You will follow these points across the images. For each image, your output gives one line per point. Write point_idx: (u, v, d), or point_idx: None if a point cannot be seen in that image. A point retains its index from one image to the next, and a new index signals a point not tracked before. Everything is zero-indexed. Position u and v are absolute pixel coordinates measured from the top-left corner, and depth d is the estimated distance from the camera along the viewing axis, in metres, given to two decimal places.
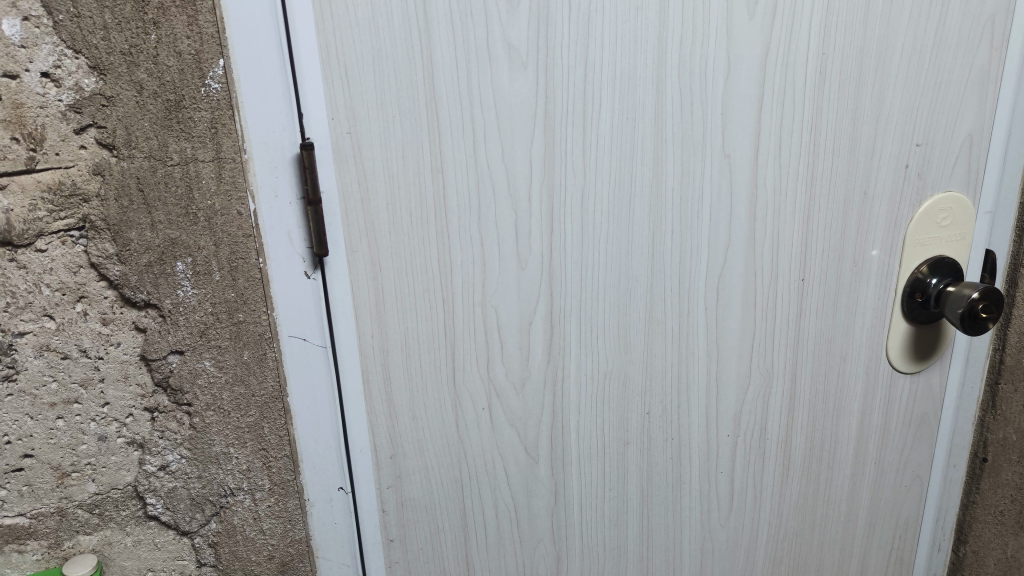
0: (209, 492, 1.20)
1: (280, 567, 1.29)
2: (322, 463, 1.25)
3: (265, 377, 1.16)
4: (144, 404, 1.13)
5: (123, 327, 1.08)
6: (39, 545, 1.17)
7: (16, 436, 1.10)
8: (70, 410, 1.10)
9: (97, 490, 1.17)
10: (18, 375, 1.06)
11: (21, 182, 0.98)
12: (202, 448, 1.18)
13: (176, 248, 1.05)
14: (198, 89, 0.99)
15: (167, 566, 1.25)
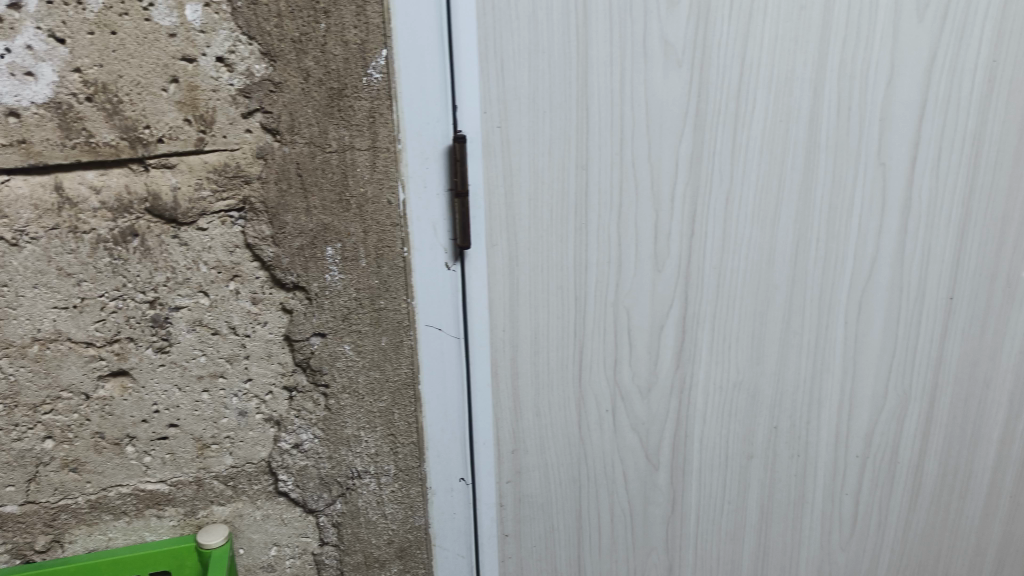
0: (338, 473, 1.21)
1: (398, 552, 1.28)
2: (446, 453, 1.25)
3: (399, 363, 1.16)
4: (284, 382, 1.15)
5: (271, 306, 1.10)
6: (177, 512, 1.18)
7: (164, 406, 1.12)
8: (215, 384, 1.13)
9: (233, 463, 1.17)
10: (171, 348, 1.09)
11: (189, 162, 1.00)
12: (334, 429, 1.18)
13: (328, 233, 1.07)
14: (360, 78, 1.01)
15: (291, 542, 1.24)
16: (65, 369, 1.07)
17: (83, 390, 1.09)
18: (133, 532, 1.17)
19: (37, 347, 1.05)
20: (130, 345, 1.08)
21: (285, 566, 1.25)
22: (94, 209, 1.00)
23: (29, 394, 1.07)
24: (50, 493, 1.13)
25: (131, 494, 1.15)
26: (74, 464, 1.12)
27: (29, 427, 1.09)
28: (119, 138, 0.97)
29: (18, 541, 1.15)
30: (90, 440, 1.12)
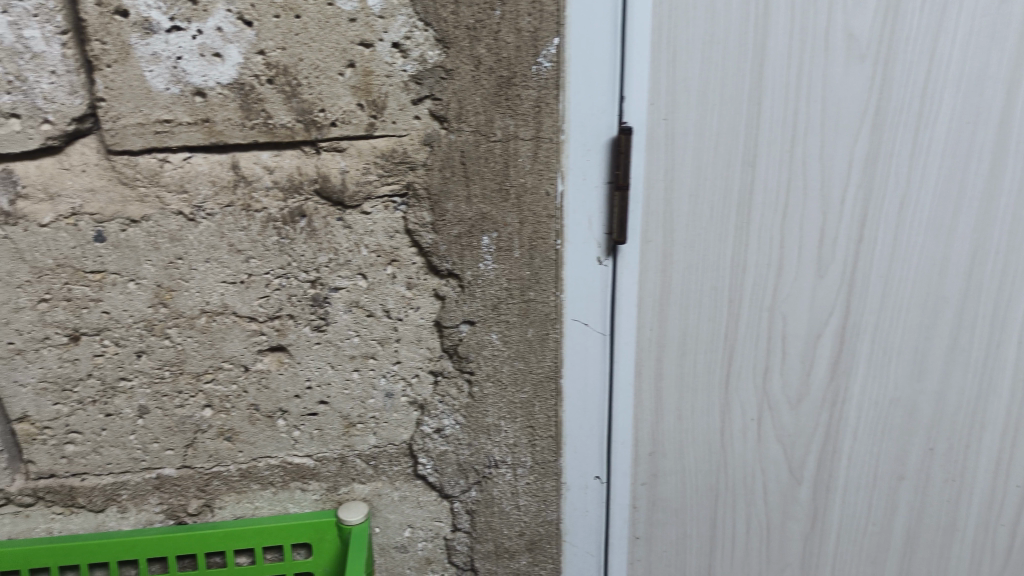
0: (476, 461, 1.20)
1: (528, 544, 1.26)
2: (584, 449, 1.22)
3: (544, 356, 1.14)
4: (430, 368, 1.15)
5: (424, 292, 1.11)
6: (320, 486, 1.21)
7: (316, 383, 1.15)
8: (366, 365, 1.14)
9: (376, 443, 1.19)
10: (328, 327, 1.11)
11: (359, 147, 1.02)
12: (475, 417, 1.18)
13: (485, 222, 1.06)
14: (530, 67, 0.99)
15: (425, 525, 1.24)
16: (230, 341, 1.10)
17: (243, 362, 1.12)
18: (279, 502, 1.21)
19: (205, 319, 1.08)
20: (290, 322, 1.10)
21: (417, 548, 1.26)
22: (267, 189, 1.02)
23: (194, 363, 1.11)
24: (206, 459, 1.17)
25: (279, 466, 1.19)
26: (229, 433, 1.16)
27: (192, 395, 1.13)
28: (295, 121, 0.99)
29: (173, 502, 1.19)
30: (246, 411, 1.15)
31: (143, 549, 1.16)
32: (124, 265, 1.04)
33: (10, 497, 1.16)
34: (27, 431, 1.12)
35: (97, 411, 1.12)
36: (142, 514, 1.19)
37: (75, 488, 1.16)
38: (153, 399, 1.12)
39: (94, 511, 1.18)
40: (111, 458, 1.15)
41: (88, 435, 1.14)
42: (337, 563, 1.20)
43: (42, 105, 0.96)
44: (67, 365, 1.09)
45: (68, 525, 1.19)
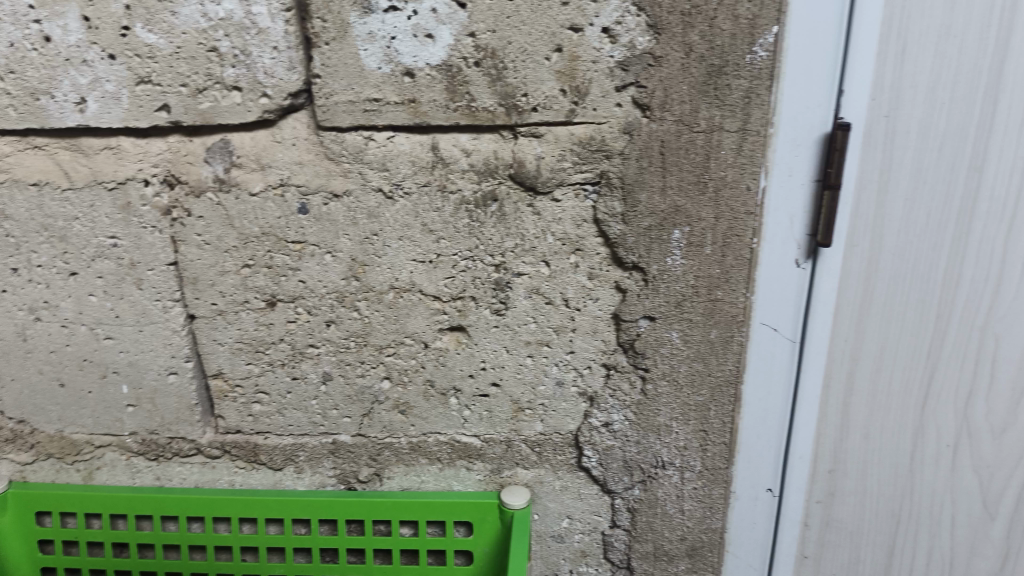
0: (643, 459, 1.15)
1: (688, 550, 1.21)
2: (757, 460, 1.16)
3: (725, 359, 1.08)
4: (603, 360, 1.12)
5: (605, 284, 1.07)
6: (485, 467, 1.21)
7: (490, 365, 1.14)
8: (540, 352, 1.12)
9: (543, 431, 1.18)
10: (507, 311, 1.10)
11: (557, 133, 1.00)
12: (645, 415, 1.13)
13: (678, 216, 1.01)
14: (743, 55, 0.95)
15: (584, 517, 1.22)
16: (413, 318, 1.12)
17: (424, 339, 1.14)
18: (443, 479, 1.22)
19: (393, 295, 1.11)
20: (472, 304, 1.10)
21: (573, 539, 1.24)
22: (463, 171, 1.03)
23: (378, 336, 1.14)
24: (379, 429, 1.20)
25: (447, 444, 1.20)
26: (404, 406, 1.18)
27: (373, 367, 1.16)
28: (497, 104, 0.99)
29: (345, 468, 1.22)
30: (421, 386, 1.17)
31: (314, 510, 1.19)
32: (323, 237, 1.07)
33: (200, 448, 1.21)
34: (220, 387, 1.18)
35: (284, 374, 1.16)
36: (316, 476, 1.23)
37: (258, 445, 1.21)
38: (337, 367, 1.16)
39: (274, 469, 1.23)
40: (293, 420, 1.19)
41: (274, 397, 1.18)
42: (496, 545, 1.20)
43: (262, 80, 1.00)
44: (262, 328, 1.13)
45: (248, 480, 1.24)
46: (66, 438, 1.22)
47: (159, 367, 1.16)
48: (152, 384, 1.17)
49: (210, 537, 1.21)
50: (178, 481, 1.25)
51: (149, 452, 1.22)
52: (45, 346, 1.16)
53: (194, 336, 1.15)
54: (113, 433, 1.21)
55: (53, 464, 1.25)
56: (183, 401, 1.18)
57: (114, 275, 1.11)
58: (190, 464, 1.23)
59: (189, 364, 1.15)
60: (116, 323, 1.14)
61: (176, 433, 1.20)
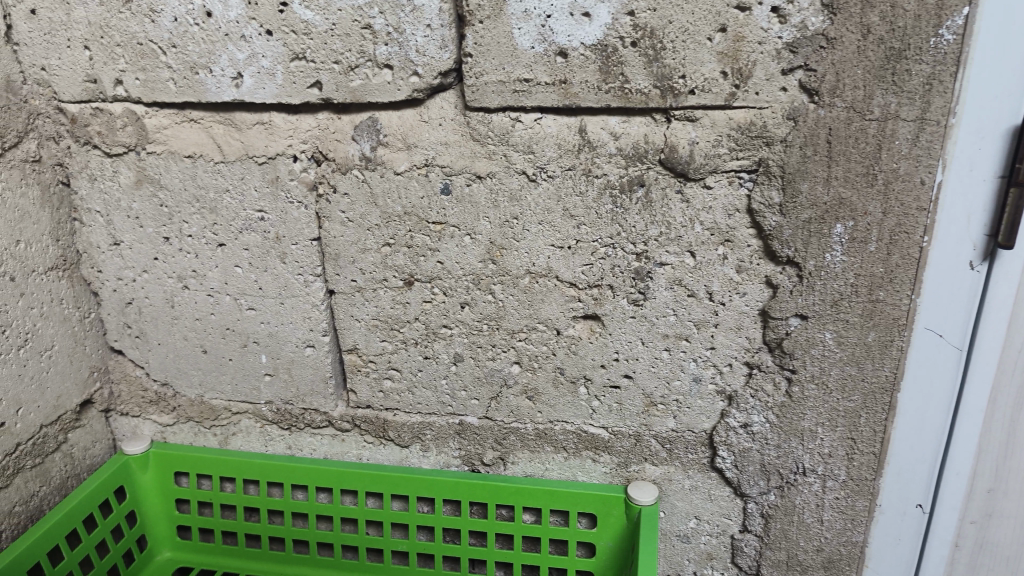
0: (782, 464, 1.10)
1: (824, 562, 1.14)
2: (909, 473, 1.08)
3: (882, 364, 1.01)
4: (746, 359, 1.06)
5: (754, 279, 1.01)
6: (611, 460, 1.17)
7: (624, 357, 1.10)
8: (677, 347, 1.08)
9: (674, 428, 1.13)
10: (646, 302, 1.06)
11: (714, 117, 0.94)
12: (789, 419, 1.07)
13: (842, 209, 0.94)
14: (928, 38, 0.86)
15: (712, 519, 1.18)
16: (547, 304, 1.09)
17: (557, 326, 1.10)
18: (569, 469, 1.19)
19: (529, 279, 1.07)
20: (608, 293, 1.06)
21: (699, 541, 1.20)
22: (611, 154, 0.98)
23: (512, 320, 1.11)
24: (506, 414, 1.18)
25: (574, 433, 1.17)
26: (532, 393, 1.15)
27: (504, 351, 1.13)
28: (652, 86, 0.94)
29: (471, 450, 1.21)
30: (551, 373, 1.13)
31: (440, 489, 1.19)
32: (464, 220, 1.05)
33: (331, 421, 1.24)
34: (354, 362, 1.19)
35: (417, 353, 1.16)
36: (441, 456, 1.23)
37: (388, 422, 1.22)
38: (469, 349, 1.14)
39: (401, 446, 1.23)
40: (422, 399, 1.19)
41: (406, 375, 1.18)
42: (621, 539, 1.17)
43: (414, 58, 0.98)
44: (399, 307, 1.13)
45: (375, 455, 1.25)
46: (206, 404, 1.27)
47: (298, 339, 1.18)
48: (290, 356, 1.19)
49: (338, 508, 1.23)
50: (308, 452, 1.27)
51: (283, 422, 1.25)
52: (191, 314, 1.20)
53: (332, 311, 1.16)
54: (250, 401, 1.25)
55: (192, 427, 1.30)
56: (318, 374, 1.20)
57: (259, 248, 1.12)
58: (321, 435, 1.25)
59: (326, 339, 1.17)
60: (258, 295, 1.16)
61: (309, 405, 1.23)
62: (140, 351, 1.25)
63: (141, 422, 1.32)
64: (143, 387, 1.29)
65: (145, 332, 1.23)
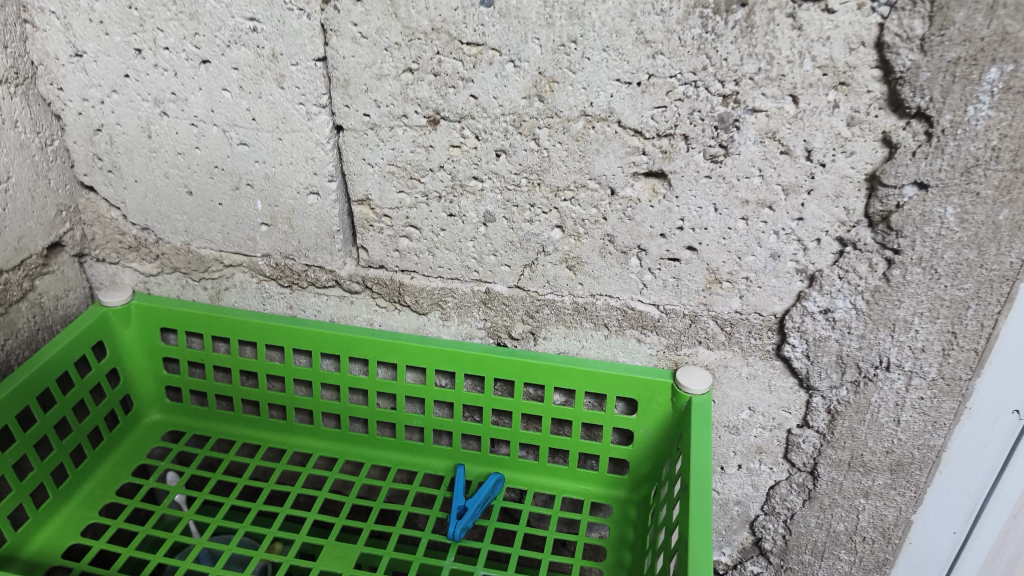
0: (863, 358, 0.93)
1: (892, 465, 1.00)
2: (1012, 376, 0.91)
3: (1008, 249, 0.81)
4: (839, 234, 0.89)
5: (867, 135, 0.82)
6: (659, 342, 1.02)
7: (690, 225, 0.91)
8: (758, 215, 0.89)
9: (739, 309, 0.97)
10: (726, 159, 0.86)
11: None
12: (881, 308, 0.89)
13: (1003, 46, 0.72)
14: None
15: (768, 412, 1.04)
16: (601, 157, 0.89)
17: (611, 185, 0.91)
18: (608, 349, 1.03)
19: (582, 124, 0.87)
20: (681, 144, 0.87)
21: (750, 433, 1.07)
22: None
23: (556, 176, 0.91)
24: (541, 284, 1.01)
25: (618, 310, 1.00)
26: (573, 262, 0.98)
27: (544, 212, 0.95)
28: None
29: (497, 322, 1.05)
30: (598, 242, 0.95)
31: (461, 363, 1.04)
32: (507, 42, 0.83)
33: (338, 281, 1.07)
34: (365, 215, 1.01)
35: (440, 210, 0.98)
36: (463, 326, 1.07)
37: (403, 286, 1.05)
38: (502, 207, 0.95)
39: (417, 313, 1.08)
40: (443, 262, 1.02)
41: (426, 233, 1.00)
42: (663, 428, 1.02)
43: None
44: (419, 152, 0.94)
45: (388, 321, 1.10)
46: (193, 253, 1.10)
47: (298, 184, 0.99)
48: (290, 204, 1.01)
49: (344, 378, 1.08)
50: (311, 314, 1.12)
51: (283, 279, 1.09)
52: (171, 147, 1.00)
53: (339, 151, 0.96)
54: (244, 253, 1.08)
55: (179, 279, 1.14)
56: (323, 227, 1.02)
57: (251, 68, 0.91)
58: (326, 296, 1.09)
59: (333, 186, 0.98)
60: (252, 127, 0.96)
61: (312, 261, 1.06)
62: (114, 189, 1.07)
63: (120, 270, 1.15)
64: (121, 231, 1.12)
65: (118, 166, 1.05)
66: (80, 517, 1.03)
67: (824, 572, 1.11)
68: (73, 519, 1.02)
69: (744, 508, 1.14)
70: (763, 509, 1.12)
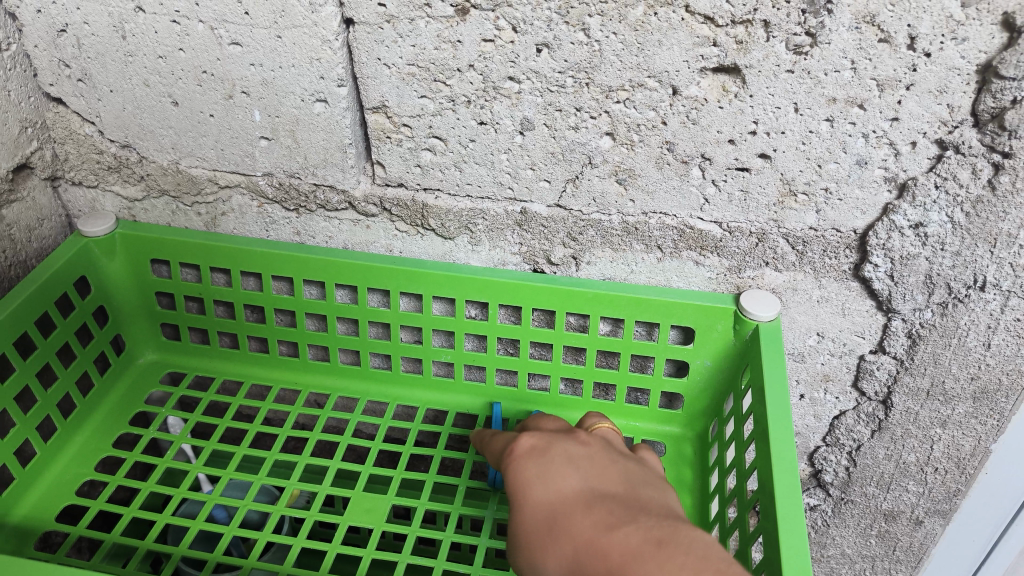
0: (955, 277, 0.83)
1: (975, 393, 0.91)
2: None
3: None
4: (938, 137, 0.76)
5: (984, 17, 0.69)
6: (719, 264, 0.91)
7: (765, 129, 0.79)
8: (845, 116, 0.77)
9: (814, 225, 0.85)
10: (814, 49, 0.73)
11: None
12: (983, 220, 0.78)
13: None
14: None
15: (839, 337, 0.94)
16: (664, 50, 0.76)
17: (674, 83, 0.78)
18: (661, 273, 0.92)
19: (643, 10, 0.73)
20: (760, 32, 0.73)
21: (816, 361, 0.97)
22: None
23: (608, 73, 0.78)
24: (585, 202, 0.89)
25: (675, 229, 0.89)
26: (625, 175, 0.85)
27: (592, 117, 0.81)
28: None
29: (534, 246, 0.93)
30: (655, 151, 0.83)
31: (495, 293, 0.93)
32: None
33: (352, 203, 0.94)
34: (381, 126, 0.87)
35: (469, 117, 0.84)
36: (495, 251, 0.95)
37: (427, 207, 0.92)
38: (543, 113, 0.82)
39: (443, 238, 0.95)
40: (472, 178, 0.89)
41: (452, 146, 0.87)
42: (723, 359, 0.92)
43: None
44: (445, 48, 0.79)
45: (409, 247, 0.98)
46: (183, 174, 0.96)
47: (303, 91, 0.84)
48: (292, 114, 0.87)
49: (362, 311, 0.97)
50: (322, 240, 0.99)
51: (288, 202, 0.96)
52: (150, 49, 0.85)
53: (350, 51, 0.82)
54: (242, 172, 0.94)
55: (167, 204, 1.00)
56: (333, 140, 0.88)
57: None
58: (339, 221, 0.97)
59: (343, 91, 0.84)
60: (245, 24, 0.81)
61: (321, 180, 0.92)
62: (86, 101, 0.92)
63: (100, 196, 1.01)
64: (97, 150, 0.97)
65: (89, 74, 0.89)
66: (73, 474, 0.93)
67: (890, 503, 1.06)
68: (65, 476, 0.92)
69: (803, 440, 1.07)
70: (825, 440, 1.05)
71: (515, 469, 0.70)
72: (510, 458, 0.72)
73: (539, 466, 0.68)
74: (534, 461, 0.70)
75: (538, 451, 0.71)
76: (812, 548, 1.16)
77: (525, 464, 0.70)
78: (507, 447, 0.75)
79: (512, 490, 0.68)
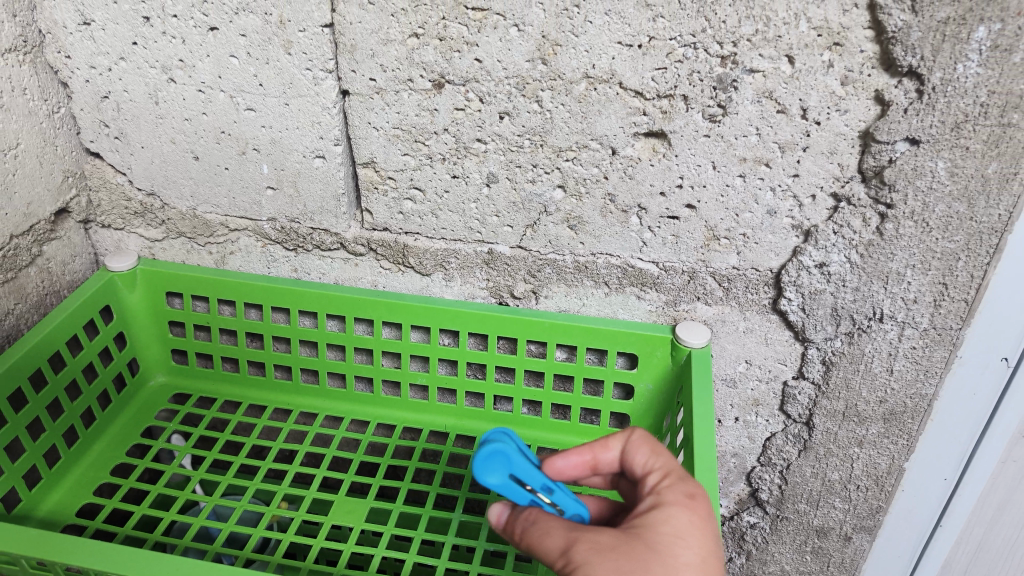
0: (858, 310, 0.97)
1: (885, 414, 1.05)
2: (1004, 325, 0.95)
3: (997, 201, 0.85)
4: (834, 190, 0.92)
5: (860, 94, 0.85)
6: (658, 298, 1.05)
7: (689, 183, 0.95)
8: (755, 172, 0.92)
9: (736, 265, 1.00)
10: (725, 118, 0.89)
11: None
12: (875, 261, 0.93)
13: (991, 6, 0.76)
14: None
15: (765, 364, 1.08)
16: (603, 118, 0.92)
17: (613, 145, 0.94)
18: (609, 306, 1.07)
19: (585, 85, 0.90)
20: (681, 104, 0.89)
21: (748, 386, 1.12)
22: None
23: (559, 136, 0.94)
24: (542, 244, 1.04)
25: (620, 268, 1.04)
26: (575, 222, 1.01)
27: (546, 172, 0.97)
28: None
29: (499, 282, 1.08)
30: (600, 201, 0.98)
31: (465, 322, 1.07)
32: (513, 6, 0.85)
33: (343, 243, 1.09)
34: (370, 179, 1.02)
35: (444, 172, 1.00)
36: (466, 286, 1.10)
37: (407, 247, 1.07)
38: (505, 169, 0.98)
39: (421, 275, 1.10)
40: (447, 223, 1.04)
41: (430, 196, 1.02)
42: (663, 382, 1.06)
43: None
44: (425, 115, 0.95)
45: (392, 283, 1.12)
46: (199, 218, 1.11)
47: (305, 148, 1.00)
48: (295, 168, 1.02)
49: (349, 338, 1.10)
50: (315, 276, 1.14)
51: (287, 242, 1.11)
52: (178, 113, 1.01)
53: (346, 116, 0.98)
54: (250, 217, 1.09)
55: (184, 245, 1.15)
56: (329, 190, 1.03)
57: (259, 35, 0.92)
58: (331, 260, 1.11)
59: (339, 149, 0.99)
60: (259, 92, 0.97)
61: (318, 225, 1.08)
62: (120, 155, 1.07)
63: (125, 236, 1.16)
64: (126, 197, 1.12)
65: (125, 133, 1.05)
66: (91, 477, 1.05)
67: (821, 519, 1.19)
68: (84, 479, 1.05)
69: (741, 460, 1.21)
70: (760, 460, 1.19)
71: (667, 519, 0.65)
72: (666, 502, 0.67)
73: (698, 547, 0.63)
74: (690, 537, 0.64)
75: (696, 531, 0.65)
76: (755, 565, 1.29)
77: (691, 525, 0.65)
78: (654, 494, 0.68)
79: (664, 558, 0.62)
